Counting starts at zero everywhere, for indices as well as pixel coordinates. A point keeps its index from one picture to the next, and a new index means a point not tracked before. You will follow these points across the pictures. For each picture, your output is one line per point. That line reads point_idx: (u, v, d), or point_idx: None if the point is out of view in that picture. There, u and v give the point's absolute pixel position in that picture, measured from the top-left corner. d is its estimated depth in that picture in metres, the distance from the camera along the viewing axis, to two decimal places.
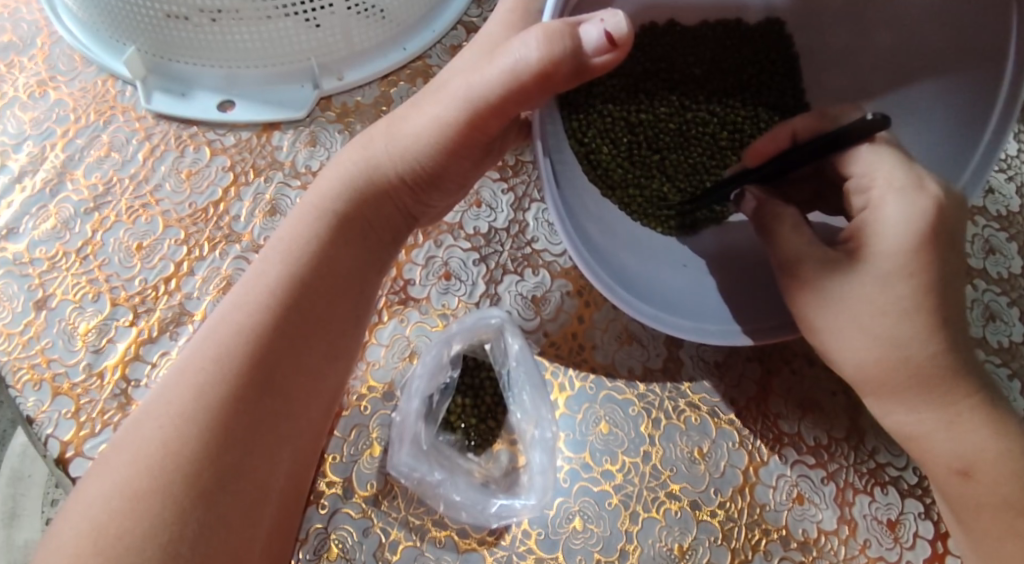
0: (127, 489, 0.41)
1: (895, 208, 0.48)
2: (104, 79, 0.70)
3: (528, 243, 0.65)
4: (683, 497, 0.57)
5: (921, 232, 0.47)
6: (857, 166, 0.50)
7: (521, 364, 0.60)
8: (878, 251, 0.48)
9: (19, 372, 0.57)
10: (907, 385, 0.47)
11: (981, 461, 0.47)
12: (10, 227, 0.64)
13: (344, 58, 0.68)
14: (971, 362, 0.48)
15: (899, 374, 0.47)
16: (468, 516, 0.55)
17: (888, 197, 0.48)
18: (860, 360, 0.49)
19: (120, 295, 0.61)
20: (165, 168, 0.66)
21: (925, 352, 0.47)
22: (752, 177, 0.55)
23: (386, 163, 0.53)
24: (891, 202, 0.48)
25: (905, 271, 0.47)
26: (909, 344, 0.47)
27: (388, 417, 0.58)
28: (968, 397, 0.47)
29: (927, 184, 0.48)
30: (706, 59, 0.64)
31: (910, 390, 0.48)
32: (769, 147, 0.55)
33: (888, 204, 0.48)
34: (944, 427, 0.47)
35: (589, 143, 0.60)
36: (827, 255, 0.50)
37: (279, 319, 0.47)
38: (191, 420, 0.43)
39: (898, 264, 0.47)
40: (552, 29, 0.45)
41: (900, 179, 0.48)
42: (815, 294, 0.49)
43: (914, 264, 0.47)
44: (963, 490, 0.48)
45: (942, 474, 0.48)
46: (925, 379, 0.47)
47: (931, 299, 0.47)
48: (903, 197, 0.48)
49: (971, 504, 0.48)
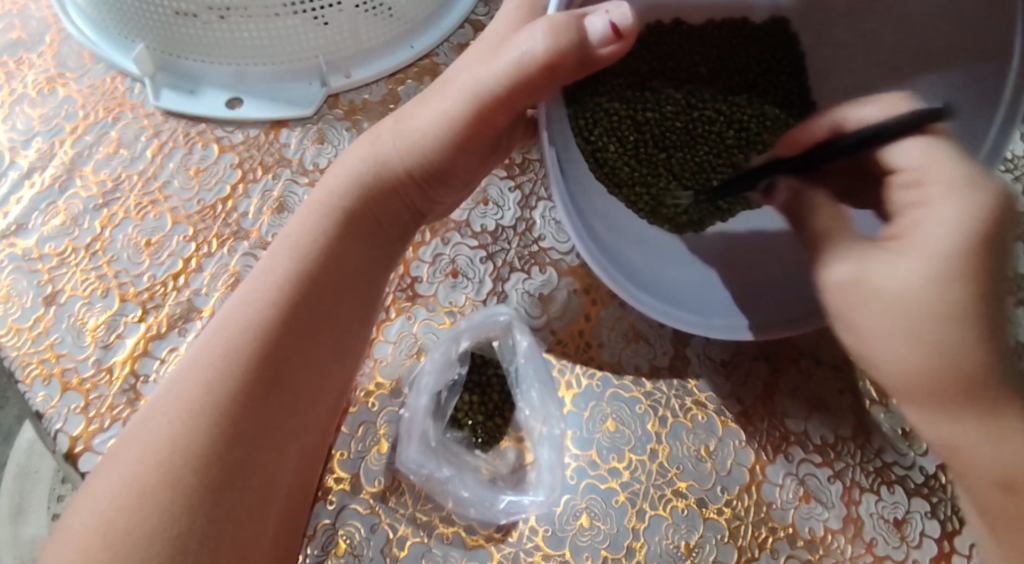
0: (137, 484, 0.41)
1: (950, 210, 0.44)
2: (113, 76, 0.70)
3: (535, 241, 0.65)
4: (690, 495, 0.57)
5: (973, 235, 0.43)
6: (906, 160, 0.45)
7: (529, 362, 0.60)
8: (925, 251, 0.44)
9: (28, 367, 0.58)
10: (952, 391, 0.44)
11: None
12: (20, 223, 0.64)
13: (352, 56, 0.69)
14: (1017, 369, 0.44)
15: (944, 380, 0.44)
16: (477, 512, 0.55)
17: (937, 199, 0.44)
18: (902, 364, 0.45)
19: (129, 291, 0.61)
20: (173, 165, 0.67)
21: (971, 360, 0.43)
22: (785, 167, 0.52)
23: (394, 160, 0.53)
24: (942, 204, 0.44)
25: (954, 273, 0.43)
26: (958, 352, 0.43)
27: (396, 414, 0.58)
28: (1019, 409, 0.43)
29: (983, 182, 0.44)
30: (712, 58, 0.64)
31: (954, 398, 0.44)
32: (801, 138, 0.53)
33: (944, 206, 0.44)
34: (988, 439, 0.43)
35: (596, 141, 0.59)
36: (872, 256, 0.47)
37: (287, 315, 0.47)
38: (200, 415, 0.43)
39: (950, 267, 0.43)
40: (558, 22, 0.46)
41: (954, 177, 0.44)
42: (857, 296, 0.47)
43: (967, 267, 0.43)
44: (1002, 505, 0.44)
45: (983, 487, 0.44)
46: (970, 386, 0.43)
47: (983, 301, 0.43)
48: (956, 197, 0.44)
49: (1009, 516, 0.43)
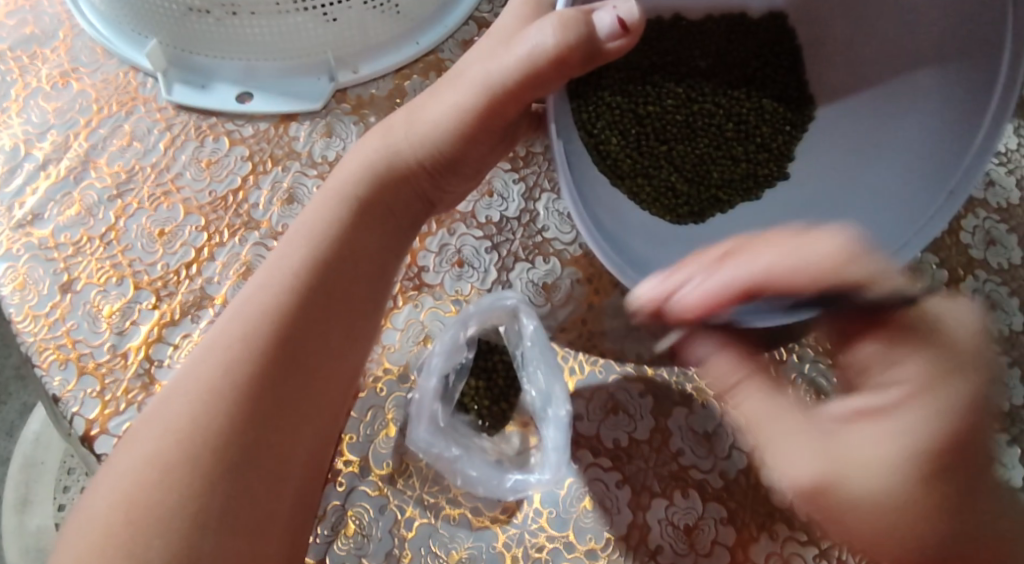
0: (158, 462, 0.43)
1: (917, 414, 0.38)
2: (126, 71, 0.72)
3: (539, 232, 0.66)
4: (691, 478, 0.58)
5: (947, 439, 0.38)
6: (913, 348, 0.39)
7: (535, 345, 0.61)
8: (906, 445, 0.38)
9: (45, 353, 0.59)
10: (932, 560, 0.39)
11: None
12: (36, 213, 0.65)
13: (360, 52, 0.70)
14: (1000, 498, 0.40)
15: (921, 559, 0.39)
16: (485, 490, 0.57)
17: (909, 398, 0.39)
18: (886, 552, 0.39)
19: (143, 279, 0.62)
20: (185, 157, 0.68)
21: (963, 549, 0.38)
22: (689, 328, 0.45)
23: (406, 150, 0.54)
24: (905, 405, 0.39)
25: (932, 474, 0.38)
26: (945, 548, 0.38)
27: (405, 399, 0.60)
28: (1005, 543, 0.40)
29: (954, 371, 0.39)
30: (712, 53, 0.66)
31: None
32: (709, 297, 0.43)
33: (909, 405, 0.39)
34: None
35: (599, 134, 0.61)
36: (840, 449, 0.40)
37: (303, 298, 0.49)
38: (219, 396, 0.45)
39: (931, 448, 0.38)
40: (567, 17, 0.48)
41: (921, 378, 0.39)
42: (831, 506, 0.40)
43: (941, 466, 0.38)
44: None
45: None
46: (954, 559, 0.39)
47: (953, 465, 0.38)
48: (928, 395, 0.39)
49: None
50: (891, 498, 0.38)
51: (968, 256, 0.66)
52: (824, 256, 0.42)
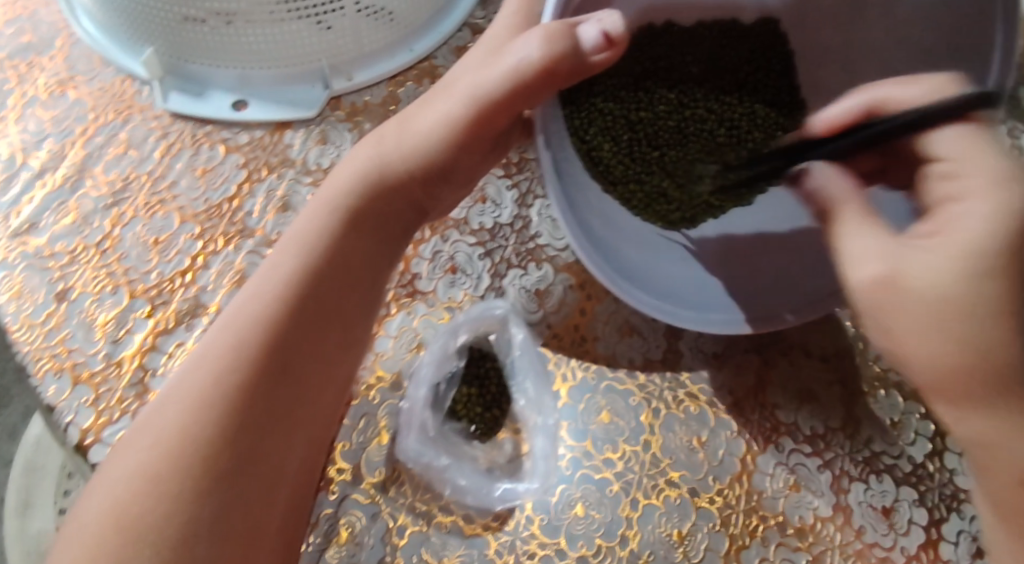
0: (149, 471, 0.43)
1: (986, 205, 0.41)
2: (122, 80, 0.72)
3: (531, 238, 0.67)
4: (682, 484, 0.58)
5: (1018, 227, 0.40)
6: (944, 150, 0.43)
7: (523, 354, 0.62)
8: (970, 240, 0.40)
9: (40, 362, 0.60)
10: (986, 394, 0.40)
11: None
12: (33, 222, 0.66)
13: (354, 60, 0.70)
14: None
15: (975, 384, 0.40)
16: (473, 499, 0.57)
17: (978, 191, 0.41)
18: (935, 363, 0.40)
19: (138, 288, 0.63)
20: (181, 165, 0.69)
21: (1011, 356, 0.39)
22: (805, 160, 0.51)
23: (398, 160, 0.55)
24: (978, 197, 0.41)
25: (995, 268, 0.39)
26: (997, 351, 0.39)
27: (396, 406, 0.60)
28: None
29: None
30: (704, 58, 0.66)
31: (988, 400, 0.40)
32: (843, 120, 0.48)
33: (979, 199, 0.41)
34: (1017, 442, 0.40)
35: (591, 141, 0.61)
36: (914, 256, 0.41)
37: (294, 307, 0.49)
38: (210, 406, 0.45)
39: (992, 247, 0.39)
40: (553, 29, 0.48)
41: (999, 171, 0.42)
42: (893, 298, 0.41)
43: (1006, 258, 0.39)
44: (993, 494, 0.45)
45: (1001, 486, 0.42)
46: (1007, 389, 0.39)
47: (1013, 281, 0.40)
48: (999, 192, 0.41)
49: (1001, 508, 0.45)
50: (954, 287, 0.40)
51: None
52: (937, 82, 0.46)
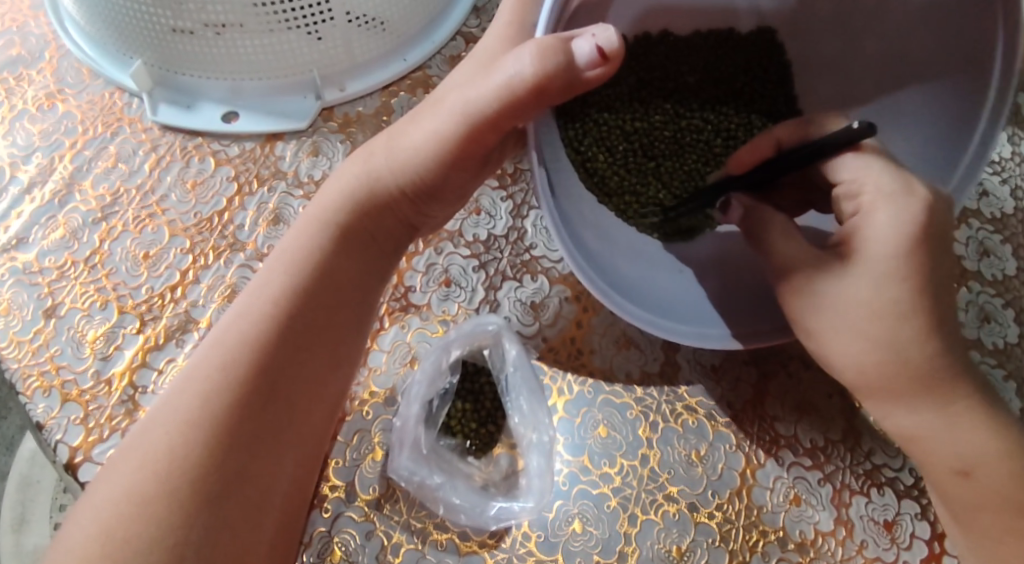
0: (134, 496, 0.42)
1: (883, 217, 0.49)
2: (111, 92, 0.71)
3: (526, 250, 0.66)
4: (681, 500, 0.57)
5: (910, 237, 0.48)
6: (846, 174, 0.51)
7: (518, 370, 0.61)
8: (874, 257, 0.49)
9: (29, 380, 0.59)
10: (906, 387, 0.49)
11: (984, 463, 0.49)
12: (20, 237, 0.65)
13: (347, 70, 0.70)
14: (963, 360, 0.49)
15: (899, 377, 0.49)
16: (467, 518, 0.56)
17: (878, 205, 0.49)
18: (859, 360, 0.50)
19: (127, 303, 0.62)
20: (171, 178, 0.68)
21: (924, 352, 0.48)
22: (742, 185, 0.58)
23: (388, 175, 0.54)
24: (880, 210, 0.49)
25: (896, 274, 0.48)
26: (909, 346, 0.48)
27: (390, 422, 0.59)
28: (967, 397, 0.49)
29: (916, 188, 0.49)
30: (699, 67, 0.64)
31: (907, 392, 0.49)
32: (751, 155, 0.57)
33: (878, 212, 0.49)
34: (944, 428, 0.49)
35: (586, 151, 0.59)
36: (816, 261, 0.51)
37: (282, 328, 0.48)
38: (198, 427, 0.44)
39: (892, 260, 0.48)
40: (546, 44, 0.45)
41: (888, 185, 0.49)
42: (813, 303, 0.51)
43: (906, 266, 0.48)
44: (961, 490, 0.50)
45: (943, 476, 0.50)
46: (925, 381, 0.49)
47: (924, 297, 0.48)
48: (891, 205, 0.49)
49: (972, 503, 0.50)
50: (863, 294, 0.49)
51: (962, 267, 0.65)
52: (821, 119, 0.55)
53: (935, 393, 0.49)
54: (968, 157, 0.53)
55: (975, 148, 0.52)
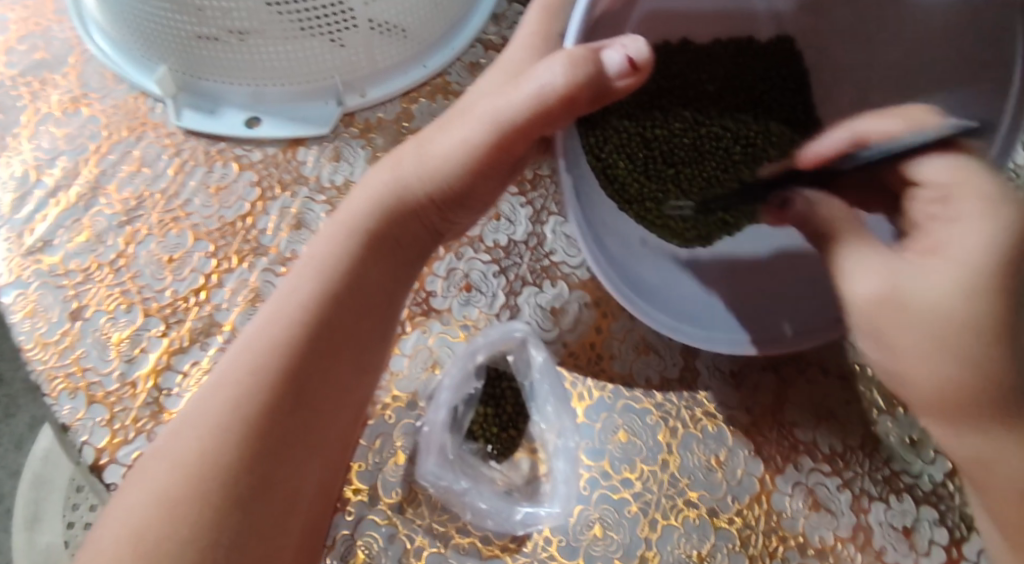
0: (164, 498, 0.43)
1: (978, 236, 0.47)
2: (135, 97, 0.72)
3: (546, 255, 0.66)
4: (701, 505, 0.58)
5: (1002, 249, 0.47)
6: (940, 173, 0.49)
7: (544, 376, 0.61)
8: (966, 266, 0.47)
9: (55, 382, 0.59)
10: (923, 391, 0.49)
11: None
12: (46, 240, 0.66)
13: (367, 76, 0.70)
14: None
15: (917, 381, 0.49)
16: (494, 523, 0.56)
17: (978, 211, 0.48)
18: (941, 376, 0.48)
19: (152, 306, 0.63)
20: (194, 183, 0.68)
21: None
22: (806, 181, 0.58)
23: (415, 183, 0.54)
24: (979, 217, 0.48)
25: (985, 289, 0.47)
26: None
27: (413, 426, 0.60)
28: None
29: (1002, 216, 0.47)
30: (720, 76, 0.66)
31: (925, 396, 0.50)
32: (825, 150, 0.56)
33: (978, 230, 0.47)
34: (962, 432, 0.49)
35: (606, 158, 0.61)
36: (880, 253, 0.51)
37: (310, 334, 0.49)
38: (228, 431, 0.45)
39: (982, 271, 0.47)
40: (576, 55, 0.46)
41: (989, 192, 0.48)
42: (897, 315, 0.48)
43: (996, 279, 0.47)
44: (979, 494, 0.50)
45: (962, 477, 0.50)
46: None
47: None
48: (988, 212, 0.48)
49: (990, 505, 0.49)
50: (955, 304, 0.47)
51: None
52: (909, 116, 0.53)
53: None
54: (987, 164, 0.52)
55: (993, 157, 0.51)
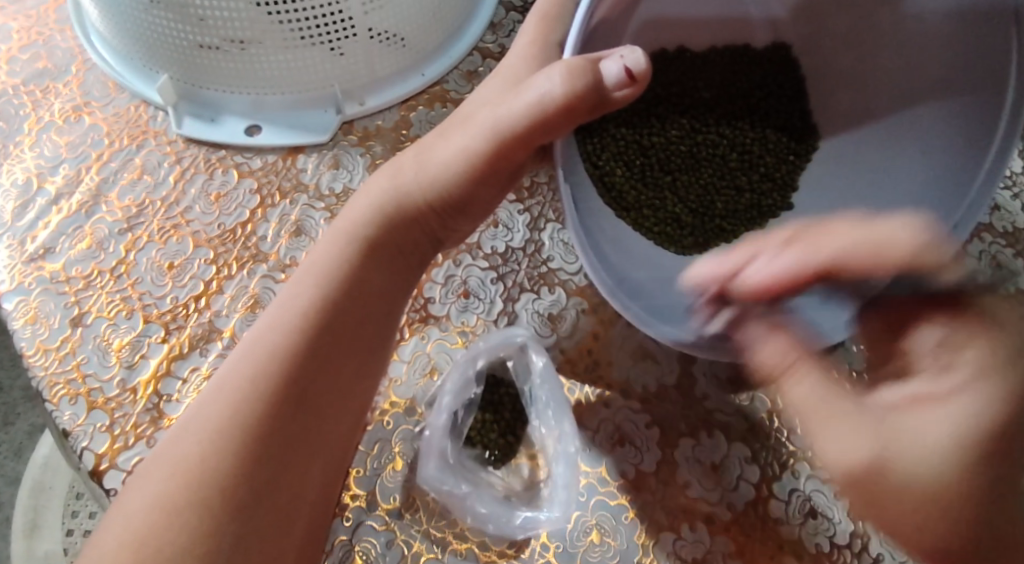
0: (166, 503, 0.43)
1: (971, 400, 0.40)
2: (137, 105, 0.73)
3: (544, 262, 0.67)
4: (699, 511, 0.58)
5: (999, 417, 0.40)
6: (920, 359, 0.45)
7: (544, 382, 0.61)
8: (953, 428, 0.40)
9: (55, 387, 0.60)
10: None
11: None
12: (48, 247, 0.66)
13: (366, 85, 0.71)
14: None
15: None
16: (495, 527, 0.57)
17: (966, 387, 0.41)
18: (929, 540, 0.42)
19: (153, 312, 0.63)
20: (195, 190, 0.69)
21: None
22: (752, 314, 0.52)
23: (415, 191, 0.55)
24: (967, 391, 0.41)
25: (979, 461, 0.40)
26: None
27: (411, 432, 0.60)
28: None
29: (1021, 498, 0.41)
30: (715, 84, 0.67)
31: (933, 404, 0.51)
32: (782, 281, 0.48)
33: (963, 398, 0.41)
34: None
35: (603, 166, 0.62)
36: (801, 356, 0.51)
37: (313, 339, 0.50)
38: (228, 436, 0.45)
39: (978, 434, 0.40)
40: (574, 65, 0.47)
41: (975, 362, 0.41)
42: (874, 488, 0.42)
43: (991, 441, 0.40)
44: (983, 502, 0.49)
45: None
46: None
47: None
48: (978, 383, 0.41)
49: None
50: (937, 473, 0.40)
51: None
52: (874, 244, 0.47)
53: None
54: (976, 189, 0.53)
55: (987, 169, 0.53)
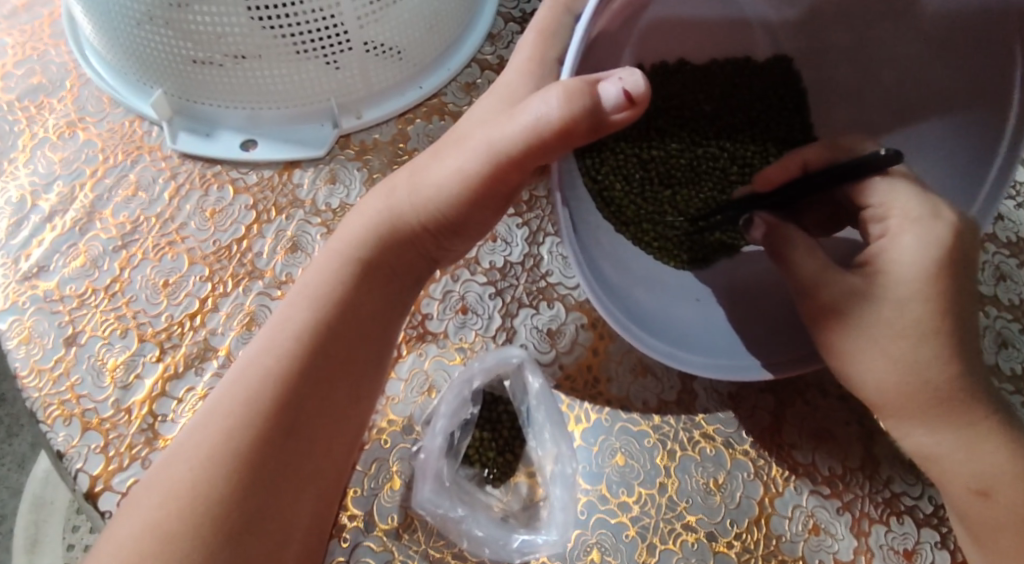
0: (157, 531, 0.42)
1: (912, 239, 0.51)
2: (132, 120, 0.72)
3: (543, 276, 0.66)
4: (700, 529, 0.57)
5: (931, 264, 0.51)
6: (876, 196, 0.53)
7: (540, 402, 0.61)
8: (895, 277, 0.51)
9: (50, 408, 0.59)
10: (936, 412, 0.50)
11: (1000, 482, 0.49)
12: (42, 265, 0.66)
13: (363, 98, 0.70)
14: (981, 381, 0.51)
15: (920, 398, 0.50)
16: (492, 550, 0.56)
17: (906, 228, 0.52)
18: (889, 382, 0.51)
19: (147, 331, 0.62)
20: (190, 207, 0.68)
21: (944, 374, 0.50)
22: (767, 204, 0.59)
23: (409, 211, 0.54)
24: (908, 233, 0.51)
25: (922, 294, 0.50)
26: (928, 366, 0.50)
27: (409, 451, 0.59)
28: (986, 419, 0.50)
29: (943, 213, 0.52)
30: (716, 96, 0.66)
31: (939, 417, 0.50)
32: (780, 173, 0.59)
33: (906, 234, 0.52)
34: (963, 449, 0.50)
35: (603, 180, 0.61)
36: (844, 283, 0.52)
37: (305, 363, 0.49)
38: (220, 463, 0.45)
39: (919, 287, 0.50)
40: (572, 87, 0.46)
41: (916, 210, 0.52)
42: (837, 320, 0.52)
43: (928, 289, 0.50)
44: (979, 510, 0.50)
45: (974, 501, 0.50)
46: (950, 404, 0.50)
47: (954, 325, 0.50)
48: (917, 227, 0.51)
49: (991, 524, 0.50)
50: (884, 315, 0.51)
51: (979, 292, 0.65)
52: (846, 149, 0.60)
53: (954, 415, 0.50)
54: (987, 189, 0.54)
55: (992, 181, 0.54)
